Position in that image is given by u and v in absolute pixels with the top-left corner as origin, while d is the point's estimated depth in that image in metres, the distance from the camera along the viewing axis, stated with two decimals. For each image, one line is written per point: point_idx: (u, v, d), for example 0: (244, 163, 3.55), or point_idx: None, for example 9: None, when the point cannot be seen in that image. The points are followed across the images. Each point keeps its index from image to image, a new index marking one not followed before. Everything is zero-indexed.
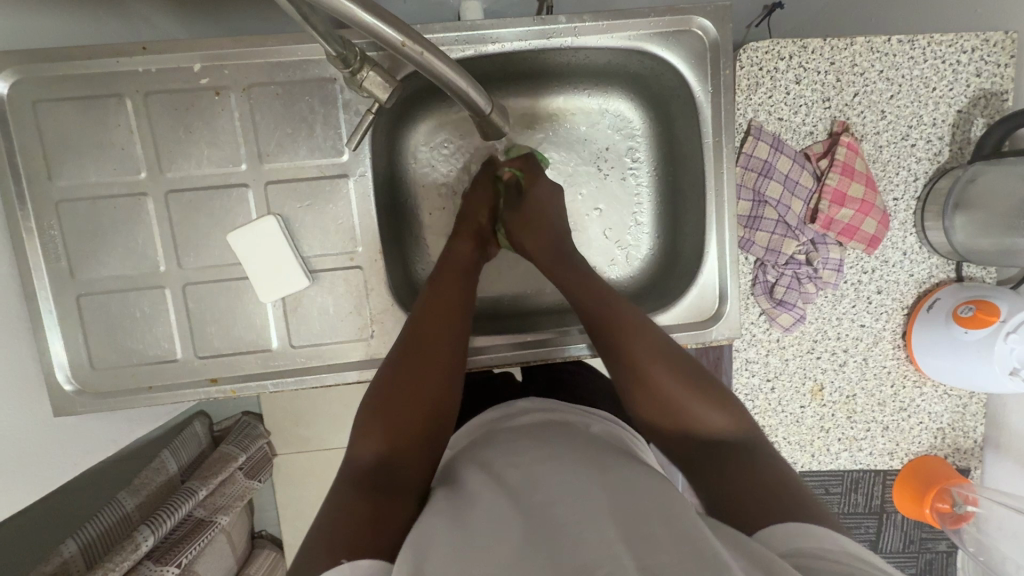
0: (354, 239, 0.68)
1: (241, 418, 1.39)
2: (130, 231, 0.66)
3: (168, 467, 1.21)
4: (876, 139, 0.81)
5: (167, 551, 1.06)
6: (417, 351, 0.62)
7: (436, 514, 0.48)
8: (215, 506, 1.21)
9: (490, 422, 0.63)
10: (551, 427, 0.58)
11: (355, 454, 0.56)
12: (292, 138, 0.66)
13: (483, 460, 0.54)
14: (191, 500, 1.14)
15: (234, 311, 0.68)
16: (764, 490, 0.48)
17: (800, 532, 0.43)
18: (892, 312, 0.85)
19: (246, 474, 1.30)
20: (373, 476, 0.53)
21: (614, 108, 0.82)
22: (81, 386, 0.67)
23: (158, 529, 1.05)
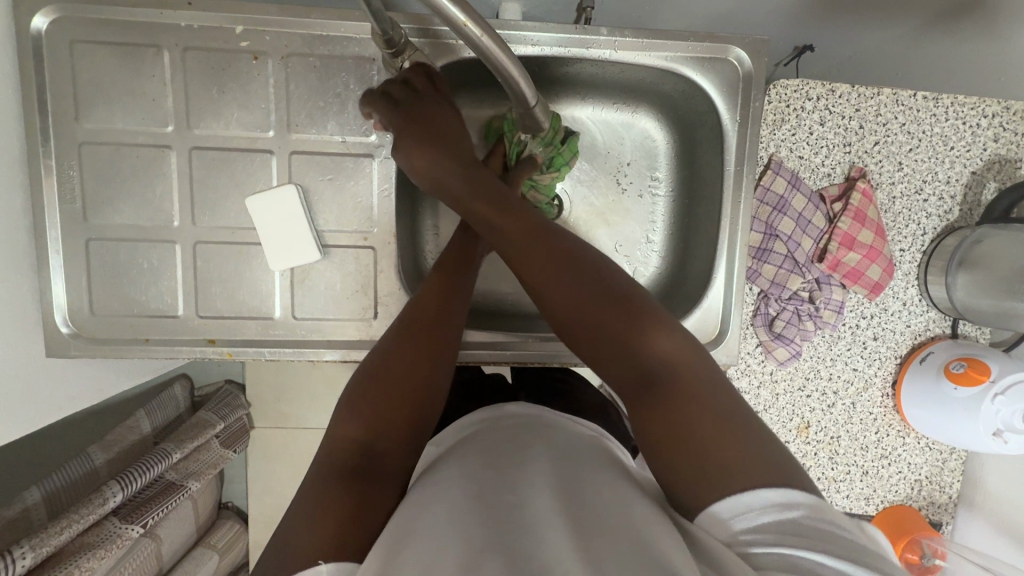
0: (370, 219, 0.68)
1: (224, 386, 1.40)
2: (149, 182, 0.65)
3: (141, 425, 1.20)
4: (891, 189, 0.83)
5: (136, 509, 1.04)
6: (407, 338, 0.61)
7: (416, 510, 0.45)
8: (188, 471, 1.19)
9: (480, 419, 0.59)
10: (532, 429, 0.56)
11: (337, 430, 0.55)
12: (323, 111, 0.66)
13: (458, 458, 0.52)
14: (164, 462, 1.12)
15: (242, 275, 0.68)
16: (704, 446, 0.46)
17: (756, 509, 0.41)
18: (885, 360, 0.86)
19: (222, 443, 1.28)
20: (349, 459, 0.52)
21: (640, 125, 0.82)
22: (77, 331, 0.66)
23: (129, 486, 1.03)
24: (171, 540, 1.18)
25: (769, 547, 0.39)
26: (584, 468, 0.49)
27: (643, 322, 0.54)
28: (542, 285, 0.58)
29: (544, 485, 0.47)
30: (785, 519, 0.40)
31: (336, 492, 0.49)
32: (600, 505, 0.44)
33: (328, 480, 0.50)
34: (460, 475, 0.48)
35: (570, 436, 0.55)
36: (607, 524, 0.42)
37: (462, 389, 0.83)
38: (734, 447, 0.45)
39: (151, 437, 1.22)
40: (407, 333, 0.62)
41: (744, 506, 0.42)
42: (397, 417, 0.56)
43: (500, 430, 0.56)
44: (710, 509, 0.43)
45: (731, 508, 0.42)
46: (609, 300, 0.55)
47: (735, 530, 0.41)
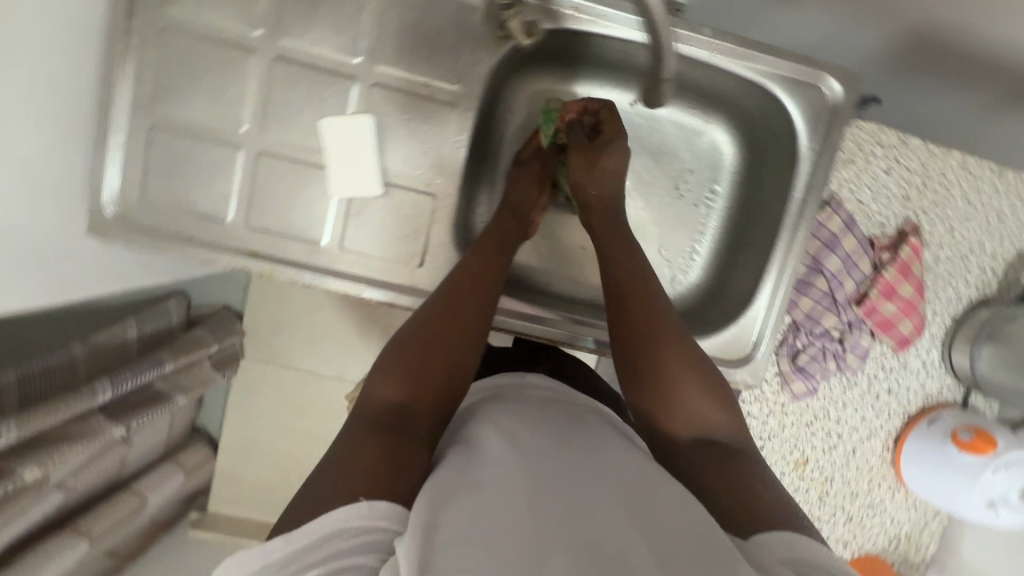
0: (436, 167, 0.68)
1: (222, 310, 1.40)
2: (226, 81, 0.64)
3: (129, 332, 1.15)
4: (938, 250, 0.83)
5: (120, 411, 1.04)
6: (447, 306, 0.60)
7: (455, 459, 0.46)
8: (176, 385, 1.19)
9: (502, 382, 0.61)
10: (559, 402, 0.57)
11: (374, 393, 0.54)
12: (413, 50, 0.65)
13: (493, 411, 0.53)
14: (157, 371, 1.11)
15: (297, 195, 0.67)
16: (755, 501, 0.47)
17: (804, 548, 0.42)
18: (893, 414, 0.88)
19: (211, 364, 1.28)
20: (386, 419, 0.51)
21: (711, 135, 0.82)
22: (122, 215, 0.65)
23: (119, 386, 1.01)
24: (141, 447, 1.17)
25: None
26: (615, 436, 0.52)
27: (710, 385, 0.55)
28: (623, 318, 0.60)
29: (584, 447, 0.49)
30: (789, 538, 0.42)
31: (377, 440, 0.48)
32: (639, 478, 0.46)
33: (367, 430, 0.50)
34: (498, 432, 0.49)
35: (594, 411, 0.58)
36: (648, 499, 0.44)
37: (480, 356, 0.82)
38: (781, 507, 0.47)
39: (136, 345, 1.17)
40: (447, 299, 0.61)
41: (793, 541, 0.42)
42: (434, 382, 0.55)
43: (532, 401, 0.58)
44: (761, 536, 0.43)
45: (782, 538, 0.42)
46: (679, 351, 0.57)
47: (783, 556, 0.41)
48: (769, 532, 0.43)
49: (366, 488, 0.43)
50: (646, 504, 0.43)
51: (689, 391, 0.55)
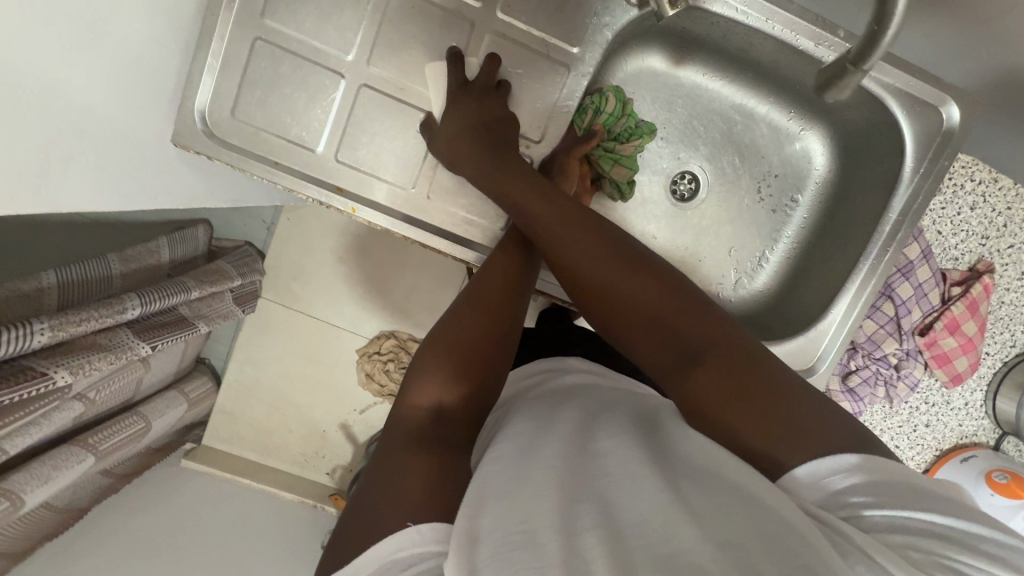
0: (538, 131, 0.66)
1: (245, 246, 1.35)
2: (340, 3, 0.61)
3: (161, 254, 1.12)
4: (1004, 294, 0.83)
5: (148, 330, 1.01)
6: (472, 305, 0.59)
7: (491, 457, 0.43)
8: (198, 312, 1.16)
9: (540, 379, 0.60)
10: (578, 393, 0.55)
11: (413, 400, 0.52)
12: (539, 3, 0.62)
13: (523, 412, 0.51)
14: (183, 296, 1.08)
15: (393, 136, 0.65)
16: (765, 415, 0.41)
17: (847, 476, 0.37)
18: (925, 448, 0.89)
19: (234, 300, 1.25)
20: (418, 430, 0.50)
21: (804, 143, 0.81)
22: (209, 125, 0.62)
23: (147, 304, 0.98)
24: (157, 370, 1.14)
25: (870, 518, 0.35)
26: (660, 416, 0.48)
27: (670, 299, 0.51)
28: (572, 251, 0.56)
29: (616, 435, 0.44)
30: (871, 476, 0.37)
31: (416, 459, 0.46)
32: (681, 448, 0.42)
33: (407, 448, 0.47)
34: (520, 428, 0.46)
35: (617, 396, 0.55)
36: (696, 470, 0.39)
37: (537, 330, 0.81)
38: (794, 411, 0.41)
39: (167, 268, 1.16)
40: (471, 299, 0.60)
41: (829, 472, 0.38)
42: (466, 384, 0.54)
43: (553, 391, 0.56)
44: (792, 470, 0.39)
45: (818, 471, 0.38)
46: (615, 267, 0.54)
47: (828, 498, 0.37)
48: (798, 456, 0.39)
49: (416, 510, 0.41)
50: (692, 479, 0.39)
51: (651, 315, 0.50)
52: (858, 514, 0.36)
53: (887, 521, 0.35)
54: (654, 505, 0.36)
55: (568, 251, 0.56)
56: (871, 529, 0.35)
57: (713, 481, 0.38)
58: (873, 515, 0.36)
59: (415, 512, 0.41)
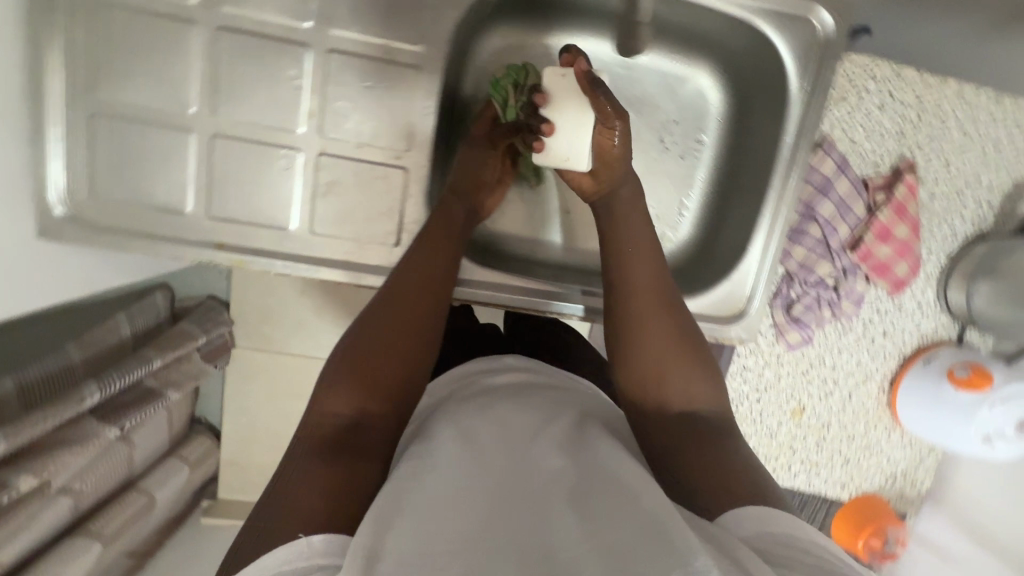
0: (406, 139, 0.63)
1: (206, 301, 1.31)
2: (166, 59, 0.58)
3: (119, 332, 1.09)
4: (933, 187, 0.81)
5: (114, 411, 0.99)
6: (398, 300, 0.57)
7: (401, 474, 0.44)
8: (167, 380, 1.13)
9: (464, 377, 0.58)
10: (520, 391, 0.54)
11: (326, 409, 0.50)
12: (368, 8, 0.59)
13: (450, 416, 0.50)
14: (146, 367, 1.04)
15: (260, 181, 0.63)
16: (735, 474, 0.46)
17: (772, 520, 0.40)
18: (889, 357, 0.87)
19: (205, 357, 1.23)
20: (333, 441, 0.48)
21: (697, 82, 0.78)
22: (73, 214, 0.61)
23: (108, 388, 0.95)
24: (143, 444, 1.12)
25: (780, 549, 0.38)
26: (592, 433, 0.49)
27: (694, 354, 0.55)
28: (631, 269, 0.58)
29: (550, 454, 0.45)
30: (784, 529, 0.40)
31: (323, 470, 0.46)
32: (611, 478, 0.43)
33: (314, 458, 0.47)
34: (455, 439, 0.46)
35: (559, 396, 0.55)
36: (619, 497, 0.40)
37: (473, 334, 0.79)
38: (758, 479, 0.46)
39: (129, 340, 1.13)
40: (401, 295, 0.57)
41: (763, 515, 0.41)
42: (389, 393, 0.52)
43: (487, 389, 0.55)
44: (732, 513, 0.43)
45: (756, 514, 0.41)
46: (679, 316, 0.56)
47: (753, 533, 0.40)
48: (750, 507, 0.42)
49: (311, 522, 0.41)
50: (610, 504, 0.40)
51: (674, 355, 0.54)
52: (768, 549, 0.38)
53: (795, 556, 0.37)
54: (568, 533, 0.38)
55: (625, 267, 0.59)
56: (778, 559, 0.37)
57: (626, 509, 0.39)
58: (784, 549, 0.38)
59: (309, 522, 0.41)
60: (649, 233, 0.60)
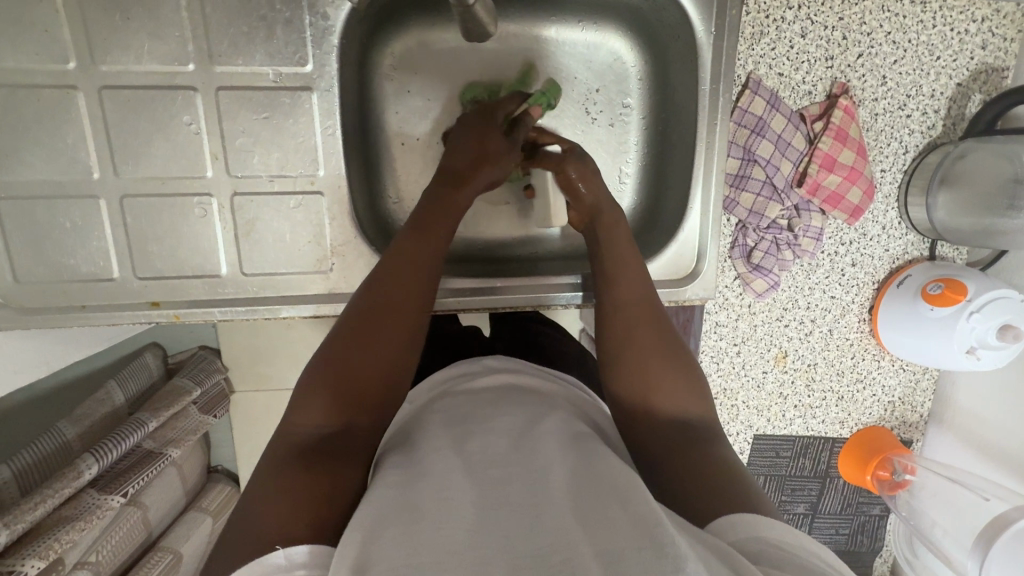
0: (316, 161, 0.62)
1: (197, 352, 1.10)
2: (57, 129, 0.58)
3: (115, 396, 0.95)
4: (873, 106, 0.78)
5: (115, 479, 0.85)
6: (373, 314, 0.54)
7: (380, 485, 0.41)
8: (166, 438, 0.96)
9: (443, 385, 0.57)
10: (510, 393, 0.53)
11: (297, 424, 0.48)
12: (247, 38, 0.58)
13: (434, 426, 0.49)
14: (140, 431, 0.90)
15: (180, 232, 0.62)
16: (725, 482, 0.45)
17: (763, 526, 0.39)
18: (862, 286, 0.85)
19: (199, 409, 1.03)
20: (317, 447, 0.47)
21: (609, 46, 0.76)
22: (1, 300, 0.61)
23: (107, 456, 0.84)
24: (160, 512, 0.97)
25: (772, 557, 0.37)
26: (583, 433, 0.48)
27: (684, 367, 0.54)
28: (622, 287, 0.59)
29: (545, 457, 0.43)
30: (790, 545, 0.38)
31: (301, 479, 0.43)
32: (602, 477, 0.41)
33: (294, 464, 0.45)
34: (447, 449, 0.44)
35: (548, 399, 0.53)
36: (610, 500, 0.39)
37: (433, 341, 0.78)
38: (748, 488, 0.44)
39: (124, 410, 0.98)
40: (374, 306, 0.54)
41: (753, 521, 0.40)
42: (378, 397, 0.51)
43: (470, 395, 0.53)
44: (722, 519, 0.41)
45: (748, 519, 0.40)
46: (669, 335, 0.57)
47: (745, 537, 0.39)
48: (738, 513, 0.41)
49: (287, 535, 0.39)
50: (599, 507, 0.38)
51: (666, 367, 0.54)
52: (761, 556, 0.37)
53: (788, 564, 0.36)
54: (559, 536, 0.36)
55: (615, 285, 0.60)
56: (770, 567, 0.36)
57: (615, 514, 0.38)
58: (776, 558, 0.37)
59: (285, 534, 0.39)
60: (632, 251, 0.62)
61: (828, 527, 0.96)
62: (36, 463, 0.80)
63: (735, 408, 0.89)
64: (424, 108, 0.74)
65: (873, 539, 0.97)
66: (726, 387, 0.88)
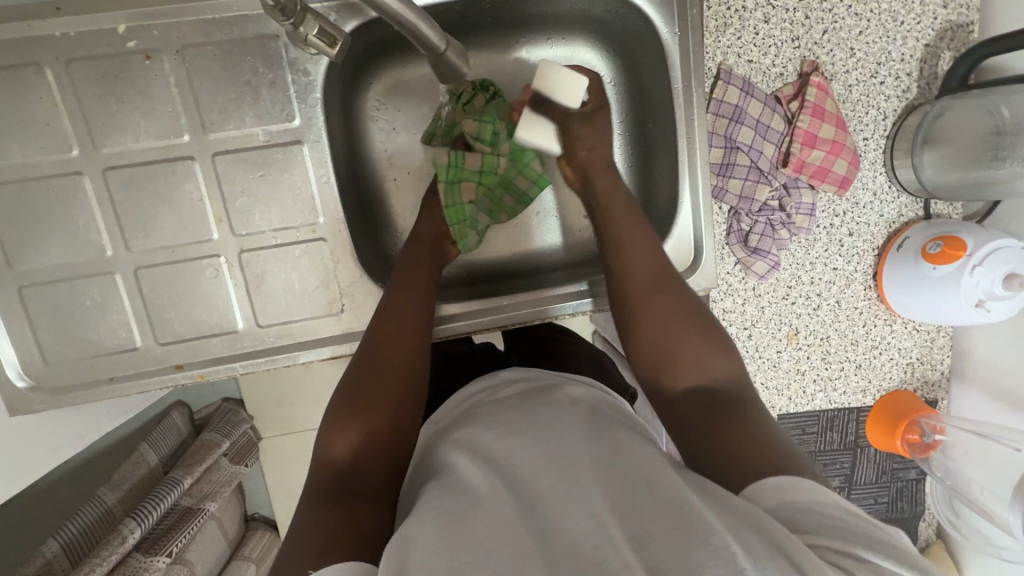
0: (314, 210, 0.65)
1: (222, 405, 1.12)
2: (69, 214, 0.61)
3: (148, 458, 0.97)
4: (846, 78, 0.79)
5: (160, 539, 0.87)
6: (378, 349, 0.57)
7: (429, 497, 0.43)
8: (203, 493, 0.98)
9: (467, 402, 0.58)
10: (530, 397, 0.54)
11: (327, 456, 0.51)
12: (236, 104, 0.61)
13: (463, 438, 0.50)
14: (177, 489, 0.92)
15: (194, 294, 0.64)
16: (748, 448, 0.45)
17: (790, 490, 0.40)
18: (863, 253, 0.86)
19: (231, 460, 1.04)
20: (341, 485, 0.48)
21: (581, 58, 0.78)
22: (35, 382, 0.63)
23: (148, 518, 0.86)
24: (208, 566, 0.98)
25: (804, 522, 0.37)
26: (607, 429, 0.48)
27: (703, 336, 0.55)
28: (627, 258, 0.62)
29: (572, 450, 0.44)
30: (815, 504, 0.39)
31: (341, 514, 0.45)
32: (627, 461, 0.42)
33: (328, 503, 0.46)
34: (478, 462, 0.46)
35: (567, 401, 0.54)
36: (639, 482, 0.40)
37: (449, 365, 0.79)
38: (780, 452, 0.44)
39: (161, 468, 0.99)
40: (378, 342, 0.58)
41: (785, 486, 0.40)
42: (379, 428, 0.52)
43: (495, 404, 0.54)
44: (757, 484, 0.42)
45: (778, 484, 0.41)
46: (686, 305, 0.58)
47: (774, 503, 0.40)
48: (776, 478, 0.41)
49: (323, 559, 0.40)
50: (628, 486, 0.40)
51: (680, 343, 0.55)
52: (794, 522, 0.38)
53: (818, 527, 0.37)
54: (593, 521, 0.37)
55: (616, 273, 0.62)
56: (803, 534, 0.37)
57: (646, 499, 0.38)
58: (812, 522, 0.37)
59: (321, 557, 0.40)
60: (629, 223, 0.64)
61: (866, 497, 0.96)
62: (84, 533, 0.83)
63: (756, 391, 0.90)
64: (410, 142, 0.77)
65: (914, 503, 0.96)
66: None
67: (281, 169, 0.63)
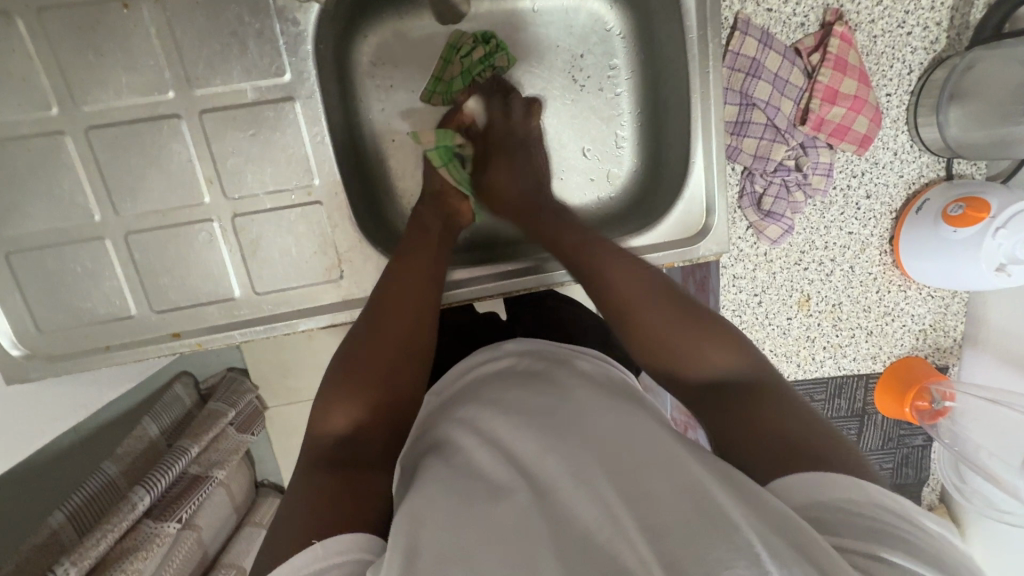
0: (309, 171, 0.62)
1: (227, 374, 1.11)
2: (52, 176, 0.58)
3: (150, 431, 0.96)
4: (871, 28, 0.75)
5: (168, 507, 0.87)
6: (379, 322, 0.55)
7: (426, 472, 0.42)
8: (211, 462, 0.98)
9: (466, 372, 0.56)
10: (534, 372, 0.52)
11: (325, 426, 0.49)
12: (222, 57, 0.57)
13: (468, 416, 0.48)
14: (184, 459, 0.92)
15: (187, 260, 0.62)
16: (756, 442, 0.44)
17: (821, 487, 0.38)
18: (880, 217, 0.83)
19: (237, 429, 1.04)
20: (336, 456, 0.47)
21: (589, 9, 0.74)
22: (30, 351, 0.62)
23: (156, 485, 0.86)
24: (216, 532, 0.99)
25: (833, 522, 0.36)
26: (619, 407, 0.46)
27: (702, 326, 0.53)
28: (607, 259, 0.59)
29: (583, 430, 0.42)
30: (852, 508, 0.36)
31: (335, 485, 0.44)
32: (640, 443, 0.41)
33: (323, 475, 0.45)
34: (485, 443, 0.44)
35: (574, 373, 0.52)
36: (648, 467, 0.38)
37: (452, 332, 0.77)
38: (798, 443, 0.43)
39: (163, 441, 0.98)
40: (380, 314, 0.56)
41: (818, 483, 0.38)
42: (378, 401, 0.50)
43: (502, 380, 0.52)
44: (785, 479, 0.40)
45: (812, 481, 0.38)
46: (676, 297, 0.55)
47: (804, 501, 0.38)
48: (799, 471, 0.40)
49: (324, 531, 0.39)
50: (639, 472, 0.38)
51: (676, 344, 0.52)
52: (822, 521, 0.36)
53: (851, 530, 0.35)
54: (601, 513, 0.35)
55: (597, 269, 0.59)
56: (829, 533, 0.36)
57: (656, 484, 0.37)
58: (846, 524, 0.36)
59: (321, 530, 0.39)
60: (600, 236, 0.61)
61: (872, 464, 0.95)
62: (88, 504, 0.83)
63: (764, 358, 0.88)
64: (408, 100, 0.73)
65: (919, 469, 0.96)
66: (752, 338, 0.87)
67: (275, 127, 0.60)
